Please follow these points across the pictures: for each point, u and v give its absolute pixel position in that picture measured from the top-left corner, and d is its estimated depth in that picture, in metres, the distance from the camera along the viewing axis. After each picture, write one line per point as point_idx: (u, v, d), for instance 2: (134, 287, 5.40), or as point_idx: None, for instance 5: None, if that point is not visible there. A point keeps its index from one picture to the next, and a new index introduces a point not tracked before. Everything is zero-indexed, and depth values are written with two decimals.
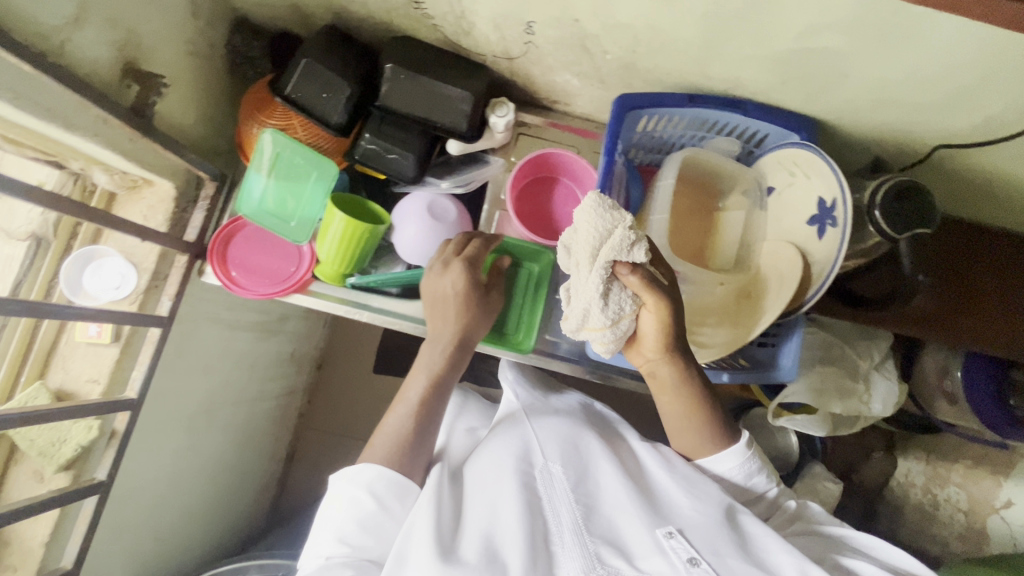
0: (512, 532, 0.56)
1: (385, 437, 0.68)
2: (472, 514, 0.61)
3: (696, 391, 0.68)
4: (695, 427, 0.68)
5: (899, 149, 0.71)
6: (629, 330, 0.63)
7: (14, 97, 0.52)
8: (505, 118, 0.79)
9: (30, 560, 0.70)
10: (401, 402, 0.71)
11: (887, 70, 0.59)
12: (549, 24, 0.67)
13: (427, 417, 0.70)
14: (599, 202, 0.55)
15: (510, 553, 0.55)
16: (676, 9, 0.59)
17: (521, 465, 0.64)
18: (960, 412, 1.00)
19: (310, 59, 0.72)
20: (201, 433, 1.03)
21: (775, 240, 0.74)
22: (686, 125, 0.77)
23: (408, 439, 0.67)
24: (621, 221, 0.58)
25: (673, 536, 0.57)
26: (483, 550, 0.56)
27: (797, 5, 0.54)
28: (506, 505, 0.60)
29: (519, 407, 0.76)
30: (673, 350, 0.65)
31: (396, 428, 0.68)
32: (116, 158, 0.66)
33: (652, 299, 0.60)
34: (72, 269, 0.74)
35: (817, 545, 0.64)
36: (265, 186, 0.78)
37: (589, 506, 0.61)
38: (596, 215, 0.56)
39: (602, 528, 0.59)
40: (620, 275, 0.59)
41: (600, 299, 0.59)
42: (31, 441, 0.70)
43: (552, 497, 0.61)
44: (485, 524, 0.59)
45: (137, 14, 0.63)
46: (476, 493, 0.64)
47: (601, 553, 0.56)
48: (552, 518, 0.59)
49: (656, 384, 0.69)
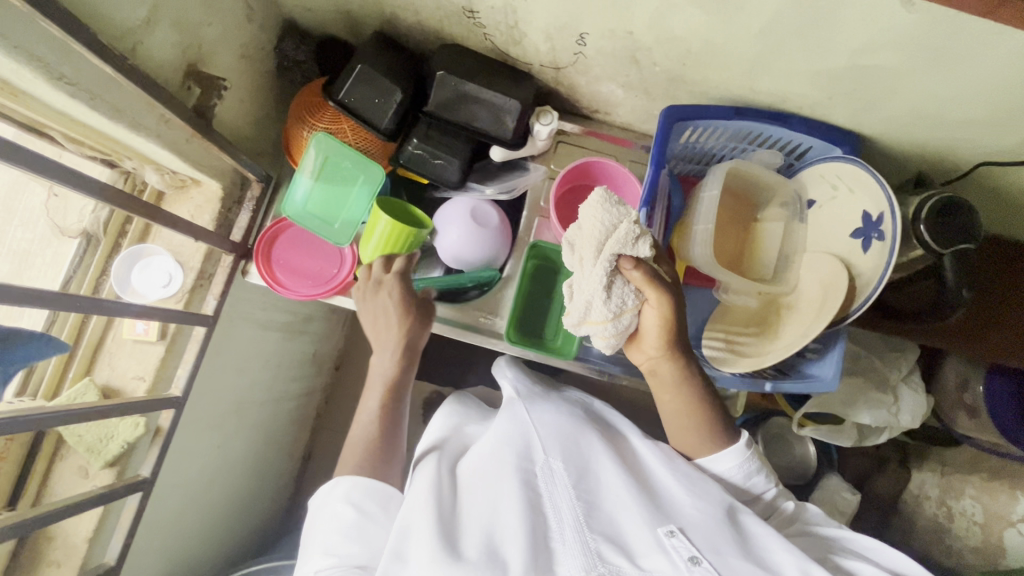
0: (513, 530, 0.56)
1: (361, 433, 0.73)
2: (472, 507, 0.61)
3: (693, 390, 0.70)
4: (693, 425, 0.70)
5: (941, 165, 0.72)
6: (631, 325, 0.66)
7: (91, 98, 0.53)
8: (549, 127, 0.79)
9: (74, 555, 0.71)
10: (371, 391, 0.76)
11: (939, 89, 0.60)
12: (602, 36, 0.68)
13: (393, 407, 0.75)
14: (606, 197, 0.59)
15: (510, 550, 0.54)
16: (734, 26, 0.60)
17: (521, 461, 0.63)
18: (982, 426, 1.01)
19: (364, 65, 0.74)
20: (233, 432, 1.02)
21: (817, 252, 0.75)
22: (729, 137, 0.79)
23: (378, 436, 0.72)
24: (627, 216, 0.60)
25: (674, 535, 0.57)
26: (483, 546, 0.55)
27: (856, 26, 0.55)
28: (507, 502, 0.59)
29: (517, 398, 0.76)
30: (673, 348, 0.68)
31: (368, 423, 0.73)
32: (173, 159, 0.67)
33: (653, 294, 0.63)
34: (120, 268, 0.74)
35: (816, 547, 0.63)
36: (312, 189, 0.78)
37: (590, 502, 0.60)
38: (604, 209, 0.60)
39: (604, 524, 0.58)
40: (625, 269, 0.61)
41: (603, 290, 0.61)
42: (79, 437, 0.71)
43: (552, 493, 0.61)
44: (486, 521, 0.58)
45: (201, 18, 0.65)
46: (475, 486, 0.64)
47: (602, 550, 0.55)
48: (553, 516, 0.59)
49: (657, 381, 0.72)
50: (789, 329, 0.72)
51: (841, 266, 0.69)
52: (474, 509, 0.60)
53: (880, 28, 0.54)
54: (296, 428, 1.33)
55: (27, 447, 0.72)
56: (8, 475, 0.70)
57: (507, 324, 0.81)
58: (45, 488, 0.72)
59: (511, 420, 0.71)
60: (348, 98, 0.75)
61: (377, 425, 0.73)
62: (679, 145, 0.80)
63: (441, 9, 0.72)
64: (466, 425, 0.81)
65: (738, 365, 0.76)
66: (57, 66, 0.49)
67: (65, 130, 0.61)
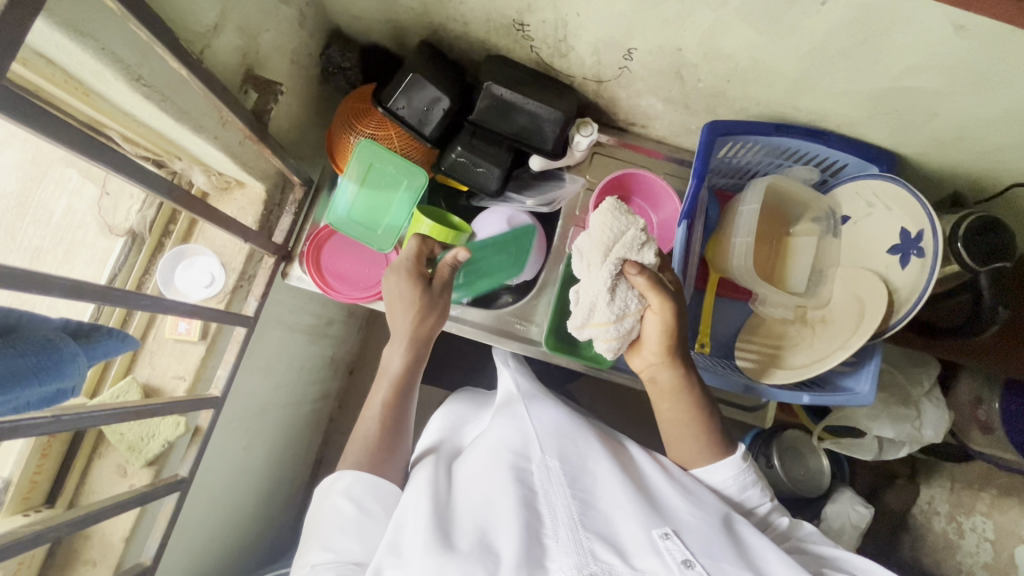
0: (507, 525, 0.55)
1: (367, 428, 0.70)
2: (467, 501, 0.61)
3: (691, 399, 0.70)
4: (690, 433, 0.71)
5: (973, 184, 0.74)
6: (633, 330, 0.67)
7: (163, 99, 0.55)
8: (590, 137, 0.81)
9: (110, 554, 0.71)
10: (379, 385, 0.74)
11: (980, 111, 0.62)
12: (650, 51, 0.70)
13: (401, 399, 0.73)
14: (615, 204, 0.61)
15: (503, 544, 0.54)
16: (783, 47, 0.62)
17: (516, 459, 0.64)
18: (996, 441, 1.01)
19: (415, 73, 0.76)
20: (257, 435, 0.99)
21: (851, 268, 0.76)
22: (766, 152, 0.80)
23: (384, 427, 0.70)
24: (634, 224, 0.62)
25: (669, 537, 0.57)
26: (476, 539, 0.55)
27: (903, 50, 0.57)
28: (501, 498, 0.59)
29: (518, 397, 0.77)
30: (673, 355, 0.68)
31: (373, 417, 0.71)
32: (225, 160, 0.68)
33: (656, 300, 0.64)
34: (165, 266, 0.77)
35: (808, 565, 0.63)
36: (356, 196, 0.80)
37: (584, 501, 0.61)
38: (613, 215, 0.62)
39: (599, 523, 0.59)
40: (630, 274, 0.63)
41: (607, 293, 0.62)
42: (121, 435, 0.72)
43: (547, 491, 0.61)
44: (481, 517, 0.58)
45: (259, 24, 0.66)
46: (471, 482, 0.64)
47: (595, 549, 0.55)
48: (548, 513, 0.59)
49: (656, 389, 0.72)
50: (826, 344, 0.74)
51: (879, 281, 0.71)
52: (468, 504, 0.61)
53: (928, 53, 0.56)
54: (313, 432, 1.30)
55: (68, 444, 0.72)
56: (49, 472, 0.71)
57: (546, 334, 0.81)
58: (83, 486, 0.72)
59: (511, 419, 0.72)
60: (398, 106, 0.77)
61: (384, 419, 0.71)
62: (717, 160, 0.82)
63: (492, 21, 0.73)
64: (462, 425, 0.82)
65: (773, 377, 0.77)
66: (136, 68, 0.50)
67: (123, 130, 0.62)
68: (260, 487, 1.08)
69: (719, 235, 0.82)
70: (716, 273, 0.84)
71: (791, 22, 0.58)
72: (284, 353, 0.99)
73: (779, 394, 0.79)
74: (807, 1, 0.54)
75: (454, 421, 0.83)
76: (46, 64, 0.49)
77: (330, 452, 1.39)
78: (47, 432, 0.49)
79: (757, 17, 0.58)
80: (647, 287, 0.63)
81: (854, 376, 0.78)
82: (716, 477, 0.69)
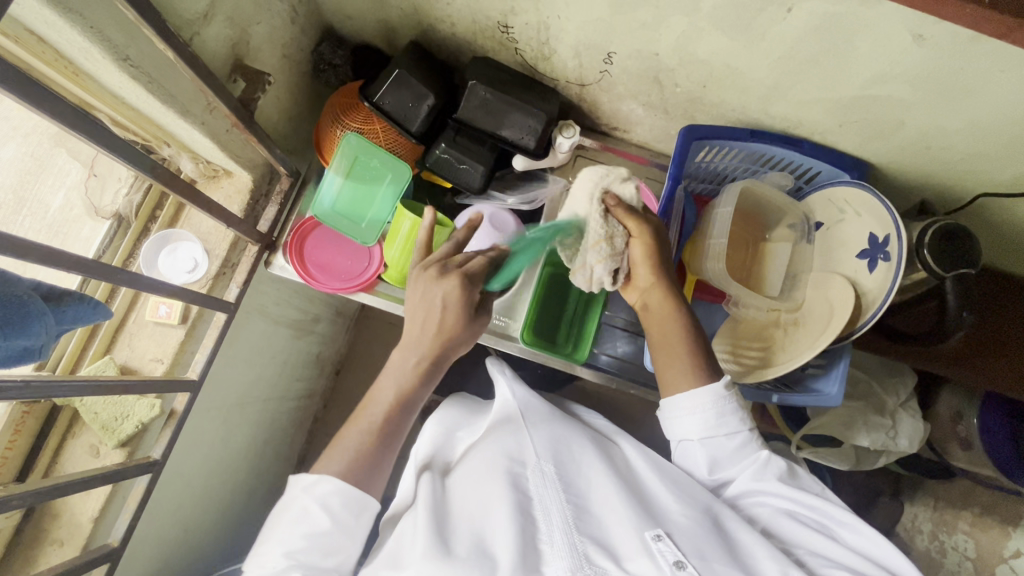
0: (502, 532, 0.58)
1: (367, 420, 0.66)
2: (465, 507, 0.64)
3: (673, 325, 0.70)
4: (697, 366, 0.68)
5: (942, 193, 0.76)
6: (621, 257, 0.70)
7: (150, 81, 0.57)
8: (571, 140, 0.83)
9: (78, 534, 0.71)
10: (375, 401, 0.68)
11: (942, 121, 0.64)
12: (628, 55, 0.72)
13: (415, 391, 0.68)
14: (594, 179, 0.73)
15: (499, 552, 0.56)
16: (753, 53, 0.64)
17: (511, 465, 0.66)
18: (974, 457, 1.01)
19: (401, 71, 0.78)
20: (236, 425, 0.98)
21: (823, 272, 0.77)
22: (742, 158, 0.83)
23: (385, 423, 0.66)
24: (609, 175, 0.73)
25: (661, 540, 0.58)
26: (471, 544, 0.58)
27: (863, 58, 0.59)
28: (497, 506, 0.61)
29: (516, 407, 0.78)
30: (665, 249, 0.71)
31: (380, 401, 0.67)
32: (212, 147, 0.70)
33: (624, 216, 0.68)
34: (149, 249, 0.78)
35: (808, 537, 0.62)
36: (340, 187, 0.82)
37: (578, 506, 0.62)
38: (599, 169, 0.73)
39: (592, 528, 0.60)
40: (609, 205, 0.68)
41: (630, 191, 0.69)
42: (95, 414, 0.72)
43: (543, 497, 0.63)
44: (477, 516, 0.62)
45: (250, 17, 0.69)
46: (468, 490, 0.66)
47: (589, 553, 0.57)
48: (544, 519, 0.60)
49: (649, 317, 0.72)
50: (797, 345, 0.74)
51: (848, 283, 0.72)
52: (466, 510, 0.63)
53: (889, 62, 0.58)
54: (296, 429, 1.29)
55: (42, 421, 0.73)
56: (22, 448, 0.71)
57: (523, 328, 0.84)
58: (55, 464, 0.73)
59: (509, 429, 0.73)
60: (383, 101, 0.79)
61: (390, 408, 0.67)
62: (695, 164, 0.84)
63: (478, 22, 0.76)
64: (457, 431, 0.82)
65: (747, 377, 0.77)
66: (123, 48, 0.53)
67: (112, 112, 0.63)
68: (237, 480, 1.07)
69: (696, 239, 0.85)
70: (693, 275, 0.86)
71: (759, 29, 0.60)
72: (266, 343, 0.99)
73: (747, 393, 0.81)
74: (773, 8, 0.57)
75: (449, 427, 0.83)
76: (36, 41, 0.51)
77: (313, 452, 1.38)
78: (17, 398, 0.50)
79: (727, 22, 0.61)
80: (618, 213, 0.68)
81: (825, 377, 0.78)
82: (695, 404, 0.66)
